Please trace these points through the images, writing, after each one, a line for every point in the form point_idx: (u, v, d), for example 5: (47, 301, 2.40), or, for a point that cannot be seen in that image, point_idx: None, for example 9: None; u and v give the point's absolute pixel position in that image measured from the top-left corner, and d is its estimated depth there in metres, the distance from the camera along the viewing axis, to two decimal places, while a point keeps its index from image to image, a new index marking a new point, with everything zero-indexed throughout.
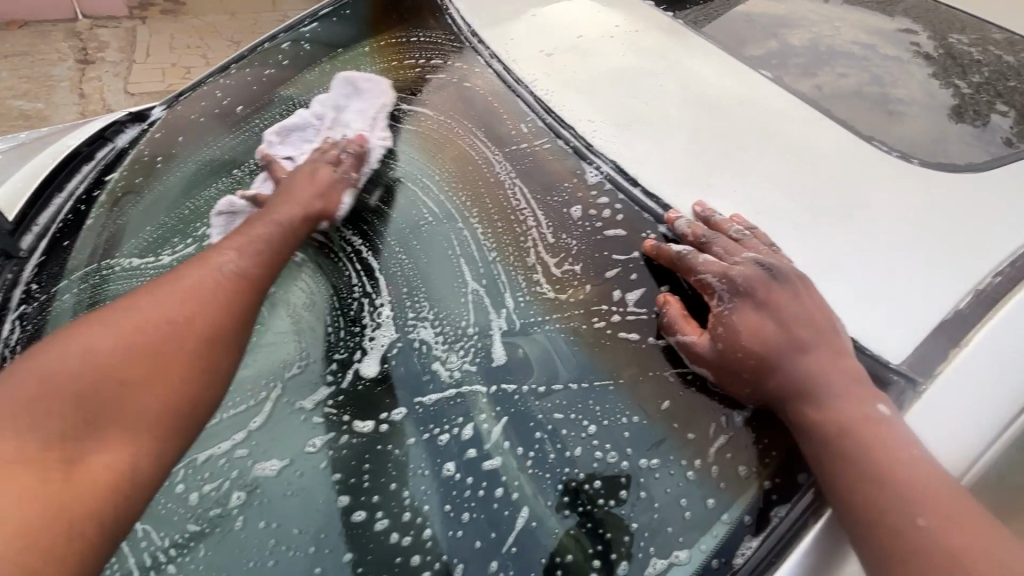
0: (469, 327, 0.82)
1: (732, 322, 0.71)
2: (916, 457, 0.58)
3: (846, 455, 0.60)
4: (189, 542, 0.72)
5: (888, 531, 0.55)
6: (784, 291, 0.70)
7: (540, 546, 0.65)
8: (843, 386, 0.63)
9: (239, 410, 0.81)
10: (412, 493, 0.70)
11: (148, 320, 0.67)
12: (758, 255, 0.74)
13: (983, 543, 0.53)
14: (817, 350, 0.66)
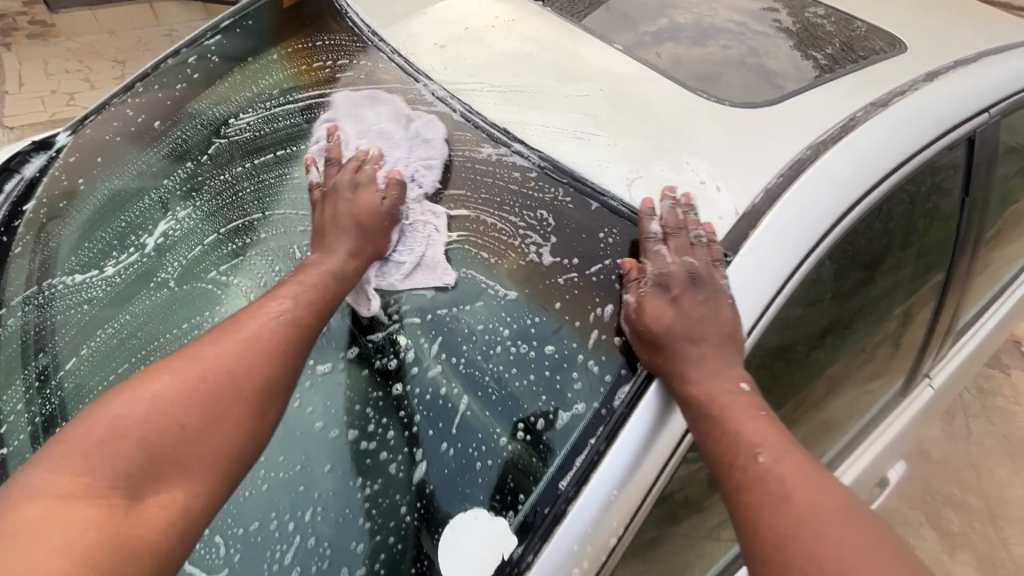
0: (404, 273, 1.00)
1: (643, 305, 0.86)
2: (745, 405, 0.80)
3: (713, 412, 0.79)
4: None
5: (737, 468, 0.76)
6: (698, 296, 0.84)
7: (476, 421, 0.88)
8: (717, 367, 0.81)
9: None
10: (372, 409, 0.93)
11: (173, 390, 0.77)
12: (694, 262, 0.86)
13: (794, 470, 0.75)
14: (709, 340, 0.82)
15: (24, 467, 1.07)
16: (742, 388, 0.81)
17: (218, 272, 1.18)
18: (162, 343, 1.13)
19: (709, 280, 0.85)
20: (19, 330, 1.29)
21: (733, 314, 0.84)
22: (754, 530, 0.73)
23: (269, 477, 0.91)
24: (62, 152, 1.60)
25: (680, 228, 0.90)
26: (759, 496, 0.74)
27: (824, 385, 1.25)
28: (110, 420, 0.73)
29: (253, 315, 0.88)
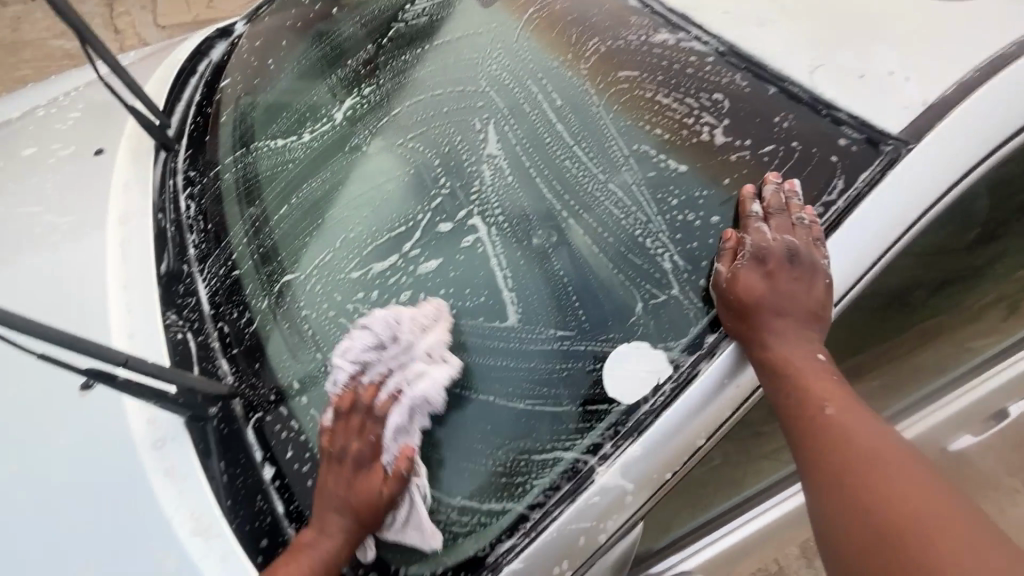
0: (571, 144, 1.10)
1: (741, 277, 0.91)
2: (810, 362, 0.88)
3: (783, 370, 0.87)
4: (400, 306, 1.14)
5: (800, 416, 0.85)
6: (793, 271, 0.90)
7: (643, 274, 0.97)
8: (799, 339, 0.90)
9: (405, 227, 1.22)
10: (549, 256, 1.04)
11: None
12: (792, 242, 0.90)
13: (849, 412, 0.84)
14: (795, 316, 0.90)
15: (253, 286, 1.34)
16: (816, 357, 0.89)
17: (405, 138, 1.33)
18: (359, 195, 1.33)
19: (809, 261, 0.90)
20: (234, 183, 1.53)
21: (827, 289, 0.90)
22: (818, 468, 0.82)
23: (457, 305, 1.08)
24: (240, 37, 1.82)
25: (783, 209, 0.91)
26: (822, 435, 0.83)
27: (952, 318, 1.28)
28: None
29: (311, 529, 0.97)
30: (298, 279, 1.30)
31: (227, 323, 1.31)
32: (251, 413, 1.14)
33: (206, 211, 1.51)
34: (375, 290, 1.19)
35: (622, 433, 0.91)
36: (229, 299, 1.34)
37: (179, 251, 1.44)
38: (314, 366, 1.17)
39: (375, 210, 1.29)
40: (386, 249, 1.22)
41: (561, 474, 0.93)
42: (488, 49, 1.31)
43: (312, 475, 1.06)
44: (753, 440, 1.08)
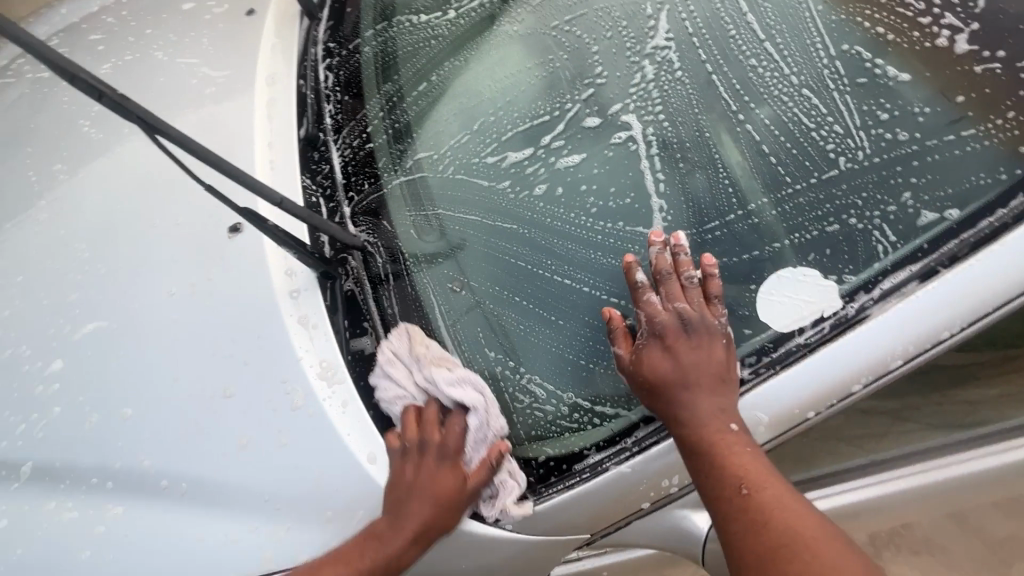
0: (762, 37, 0.99)
1: (642, 358, 0.88)
2: (720, 429, 0.82)
3: (692, 444, 0.83)
4: (536, 198, 1.09)
5: (709, 488, 0.81)
6: (692, 340, 0.86)
7: (829, 190, 0.88)
8: (710, 407, 0.83)
9: (548, 117, 1.14)
10: (719, 159, 0.96)
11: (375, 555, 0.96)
12: (684, 309, 0.87)
13: (757, 480, 0.79)
14: (702, 384, 0.84)
15: (385, 160, 1.34)
16: (731, 426, 0.82)
17: (561, 22, 1.22)
18: (502, 79, 1.26)
19: (702, 324, 0.87)
20: (373, 57, 1.52)
21: (729, 356, 0.86)
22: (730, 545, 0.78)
23: (598, 204, 1.02)
24: None
25: (670, 272, 0.90)
26: (736, 510, 0.78)
27: None
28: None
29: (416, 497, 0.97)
30: (429, 160, 1.28)
31: (356, 194, 1.32)
32: (377, 278, 1.18)
33: (345, 83, 1.51)
34: (507, 181, 1.14)
35: (767, 360, 0.86)
36: (361, 170, 1.36)
37: (317, 118, 1.46)
38: (439, 249, 1.17)
39: (518, 96, 1.21)
40: (525, 138, 1.15)
41: None
42: None
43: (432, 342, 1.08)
44: (899, 408, 0.97)
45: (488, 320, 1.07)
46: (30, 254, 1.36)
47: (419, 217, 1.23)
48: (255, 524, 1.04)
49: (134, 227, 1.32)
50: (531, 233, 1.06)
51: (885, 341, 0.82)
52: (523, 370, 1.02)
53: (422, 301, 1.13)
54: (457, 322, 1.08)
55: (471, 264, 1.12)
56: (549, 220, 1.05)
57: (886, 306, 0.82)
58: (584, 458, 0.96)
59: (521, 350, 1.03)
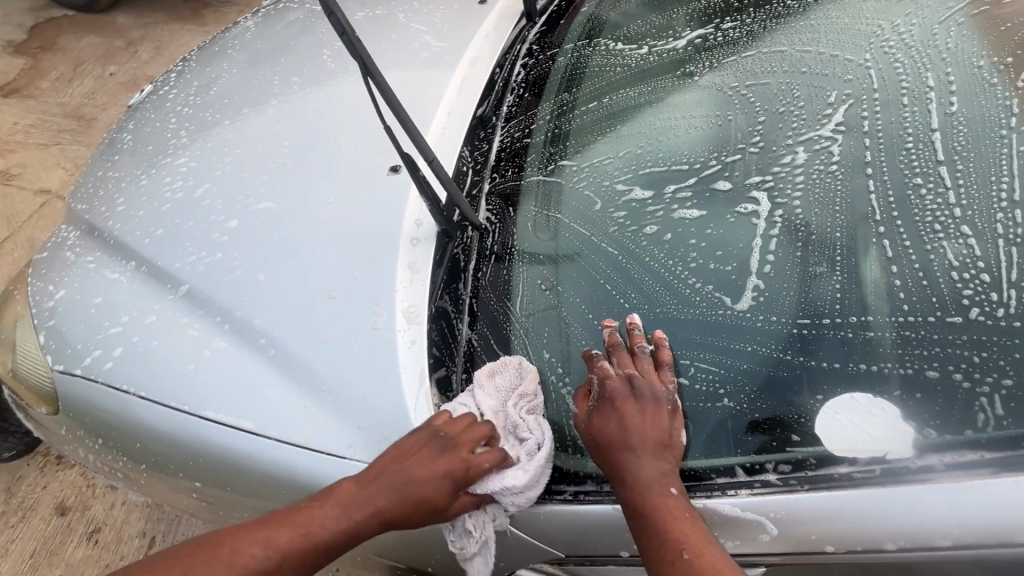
0: (940, 158, 0.95)
1: (595, 418, 0.94)
2: (666, 495, 0.85)
3: (638, 509, 0.85)
4: (645, 234, 1.12)
5: (653, 549, 0.83)
6: (638, 403, 0.92)
7: (947, 334, 0.83)
8: (653, 471, 0.87)
9: (688, 168, 1.17)
10: (841, 262, 0.93)
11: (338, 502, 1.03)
12: (633, 375, 0.94)
13: (700, 547, 0.81)
14: (647, 447, 0.88)
15: (534, 157, 1.47)
16: (672, 492, 0.85)
17: (740, 86, 1.23)
18: (665, 120, 1.30)
19: (649, 389, 0.93)
20: (562, 68, 1.65)
21: (672, 426, 0.90)
22: None
23: (698, 260, 1.02)
24: None
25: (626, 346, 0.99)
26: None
27: None
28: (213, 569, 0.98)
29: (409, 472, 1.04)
30: (570, 169, 1.38)
31: (498, 176, 1.47)
32: (484, 252, 1.33)
33: (531, 82, 1.67)
34: (625, 212, 1.19)
35: (801, 475, 0.83)
36: (510, 158, 1.50)
37: (495, 104, 1.64)
38: (545, 249, 1.26)
39: (671, 140, 1.25)
40: (658, 179, 1.19)
41: (687, 468, 0.89)
42: (902, 36, 1.15)
43: (506, 323, 1.20)
44: None
45: (557, 325, 1.13)
46: (252, 136, 1.72)
47: (540, 215, 1.33)
48: (310, 405, 1.22)
49: (327, 142, 1.61)
50: (627, 263, 1.10)
51: (931, 508, 0.76)
52: (567, 382, 1.08)
53: (511, 286, 1.24)
54: (532, 317, 1.17)
55: (564, 272, 1.19)
56: (647, 258, 1.08)
57: (953, 476, 0.77)
58: (577, 484, 1.03)
59: (574, 363, 1.10)
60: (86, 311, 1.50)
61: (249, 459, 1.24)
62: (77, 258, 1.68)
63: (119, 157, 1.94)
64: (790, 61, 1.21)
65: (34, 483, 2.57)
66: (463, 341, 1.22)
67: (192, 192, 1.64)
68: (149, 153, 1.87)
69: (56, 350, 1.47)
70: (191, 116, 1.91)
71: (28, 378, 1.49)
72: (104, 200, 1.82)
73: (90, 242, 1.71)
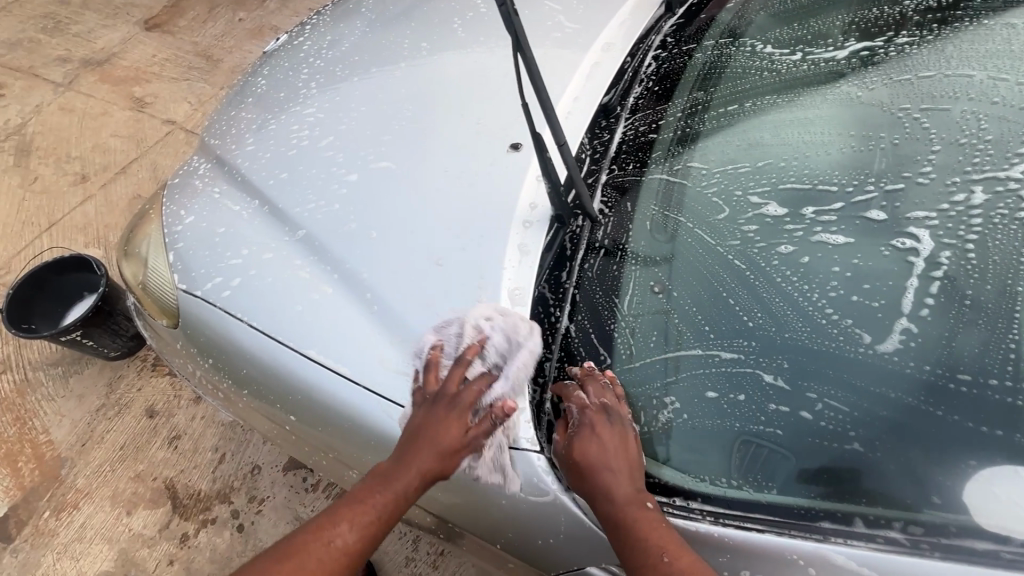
0: None
1: (574, 442, 0.99)
2: (643, 507, 0.93)
3: (621, 526, 0.92)
4: (779, 253, 1.05)
5: (640, 562, 0.89)
6: (611, 429, 0.99)
7: None
8: (628, 490, 0.94)
9: (836, 189, 1.08)
10: (1018, 320, 0.84)
11: (364, 510, 1.08)
12: (606, 403, 1.00)
13: (684, 553, 0.88)
14: (621, 469, 0.96)
15: (659, 154, 1.42)
16: (648, 504, 0.93)
17: (909, 106, 1.12)
18: (813, 133, 1.20)
19: (618, 417, 1.00)
20: (699, 66, 1.58)
21: (637, 446, 0.98)
22: None
23: (839, 289, 0.95)
24: None
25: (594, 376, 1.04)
26: None
27: None
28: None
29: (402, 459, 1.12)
30: (699, 172, 1.32)
31: (618, 168, 1.44)
32: (594, 243, 1.31)
33: (662, 76, 1.61)
34: (757, 226, 1.12)
35: (934, 541, 0.77)
36: (632, 153, 1.46)
37: (622, 93, 1.60)
38: (662, 251, 1.22)
39: (820, 156, 1.15)
40: (801, 196, 1.11)
41: (803, 507, 0.85)
42: None
43: (611, 321, 1.18)
44: None
45: (667, 330, 1.09)
46: (378, 96, 1.77)
47: (659, 215, 1.30)
48: (406, 364, 1.26)
49: (450, 112, 1.63)
50: (755, 279, 1.04)
51: None
52: (671, 394, 1.01)
53: (620, 284, 1.22)
54: (639, 319, 1.14)
55: (680, 278, 1.15)
56: (780, 278, 1.02)
57: None
58: (660, 494, 0.97)
59: (682, 373, 1.02)
60: (211, 240, 1.62)
61: (345, 404, 1.31)
62: (207, 189, 1.80)
63: (251, 100, 2.05)
64: (975, 87, 1.09)
65: (130, 384, 2.82)
66: (561, 330, 1.20)
67: (317, 143, 1.71)
68: (280, 100, 1.97)
69: (181, 271, 1.60)
70: (322, 70, 1.98)
71: (156, 291, 1.63)
72: (235, 138, 1.94)
73: (219, 176, 1.83)
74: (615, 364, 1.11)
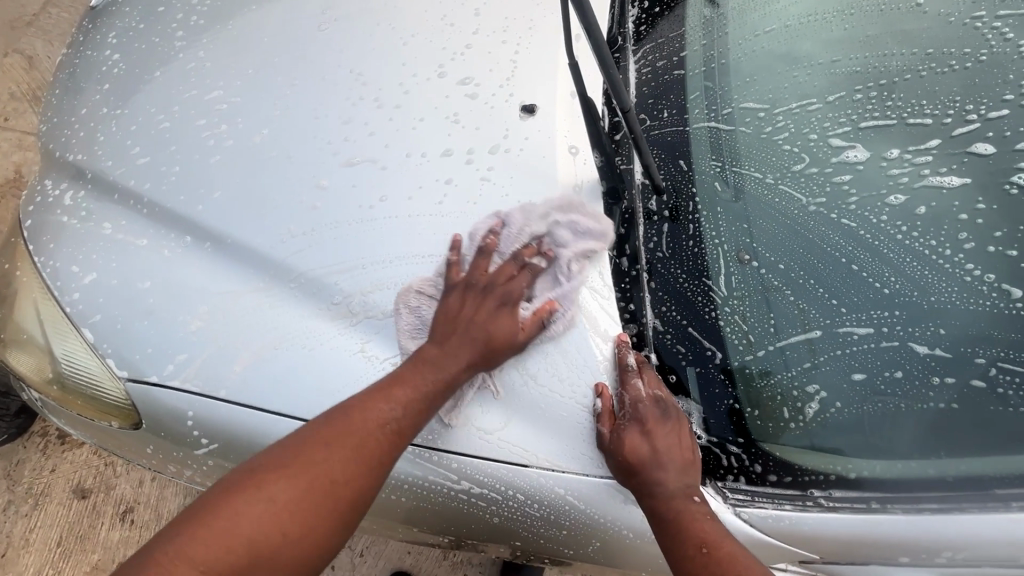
0: None
1: (622, 437, 0.96)
2: (691, 502, 0.93)
3: (664, 517, 0.93)
4: (887, 203, 0.95)
5: (680, 551, 0.90)
6: (665, 424, 0.97)
7: None
8: (679, 484, 0.94)
9: (928, 120, 0.98)
10: None
11: (373, 435, 0.95)
12: (659, 397, 0.98)
13: (728, 546, 0.89)
14: (674, 464, 0.94)
15: (696, 95, 1.23)
16: (695, 497, 0.94)
17: (976, 14, 1.03)
18: (875, 54, 1.08)
19: (671, 412, 0.98)
20: None
21: (691, 440, 0.97)
22: None
23: (972, 241, 0.89)
24: None
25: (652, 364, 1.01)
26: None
27: None
28: (229, 529, 0.83)
29: (437, 365, 1.01)
30: (754, 112, 1.14)
31: (650, 118, 1.24)
32: (655, 216, 1.14)
33: None
34: (852, 174, 0.99)
35: None
36: (661, 97, 1.26)
37: (621, 19, 1.37)
38: (740, 215, 1.08)
39: (896, 82, 1.04)
40: (893, 133, 0.99)
41: (996, 476, 0.85)
42: None
43: (708, 308, 1.04)
44: None
45: (782, 310, 0.99)
46: (307, 57, 1.31)
47: (722, 173, 1.12)
48: (485, 409, 1.03)
49: (422, 71, 1.26)
50: (874, 238, 0.95)
51: None
52: (812, 384, 0.94)
53: (706, 263, 1.07)
54: (744, 302, 1.02)
55: (776, 244, 1.03)
56: (901, 234, 0.93)
57: None
58: (829, 488, 0.92)
59: (821, 359, 0.94)
60: (143, 302, 1.17)
61: (413, 479, 1.04)
62: (95, 227, 1.27)
63: (103, 80, 1.43)
64: None
65: (36, 468, 2.13)
66: (650, 328, 1.06)
67: (245, 138, 1.24)
68: (151, 75, 1.38)
69: (116, 354, 1.16)
70: (201, 23, 1.41)
71: (87, 388, 1.20)
72: (101, 140, 1.35)
73: (101, 202, 1.29)
74: (730, 359, 1.00)
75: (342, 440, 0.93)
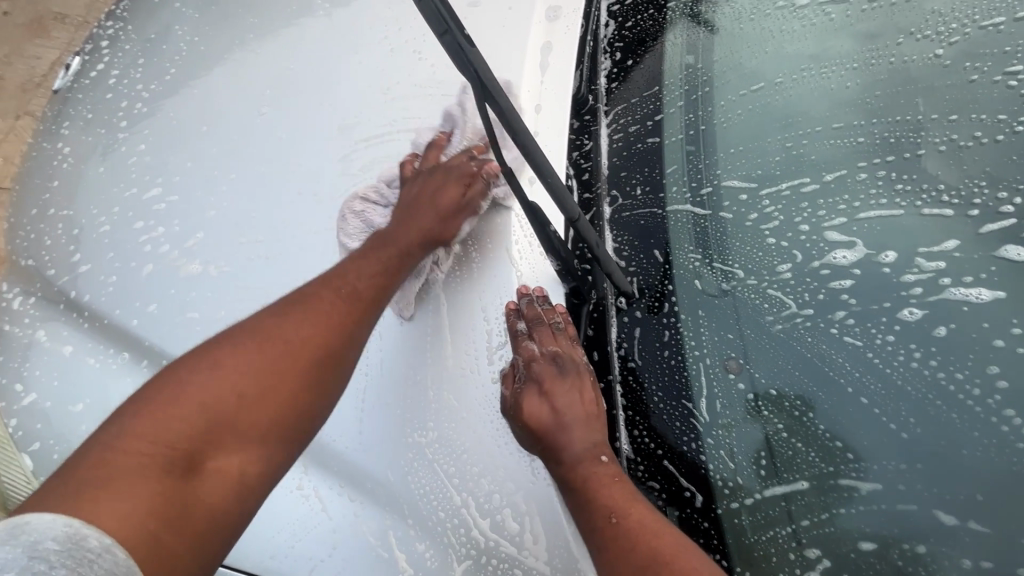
0: None
1: (520, 401, 0.94)
2: (601, 464, 0.88)
3: (573, 488, 0.87)
4: (896, 319, 0.79)
5: (595, 526, 0.83)
6: (563, 379, 0.94)
7: None
8: (584, 443, 0.90)
9: (948, 211, 0.81)
10: None
11: (333, 335, 0.92)
12: (556, 352, 0.96)
13: (636, 509, 0.82)
14: (576, 423, 0.91)
15: (677, 168, 1.04)
16: (603, 457, 0.89)
17: (1007, 72, 0.84)
18: (884, 119, 0.90)
19: (571, 365, 0.96)
20: (680, 22, 1.16)
21: (596, 395, 0.94)
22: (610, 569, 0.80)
23: (1006, 374, 0.72)
24: None
25: (540, 319, 0.96)
26: (617, 546, 0.79)
27: None
28: (181, 395, 0.81)
29: (412, 221, 1.04)
30: (738, 194, 0.97)
31: (622, 195, 1.07)
32: (626, 315, 0.97)
33: (631, 40, 1.20)
34: (853, 279, 0.83)
35: None
36: (636, 169, 1.08)
37: (591, 74, 1.19)
38: (728, 322, 0.90)
39: (910, 159, 0.86)
40: (905, 229, 0.82)
41: None
42: None
43: (689, 436, 0.88)
44: None
45: (776, 447, 0.82)
46: (246, 146, 1.21)
47: (705, 268, 0.95)
48: (436, 563, 0.90)
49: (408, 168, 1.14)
50: (883, 366, 0.78)
51: None
52: (811, 546, 0.78)
53: (688, 380, 0.90)
54: (733, 433, 0.85)
55: (768, 360, 0.86)
56: (918, 360, 0.77)
57: None
58: None
59: (828, 517, 0.78)
60: (77, 428, 1.10)
61: None
62: (33, 339, 1.20)
63: (52, 175, 1.38)
64: None
65: None
66: (624, 456, 0.92)
67: (181, 241, 1.17)
68: (96, 171, 1.32)
69: None
70: (144, 111, 1.34)
71: None
72: (47, 244, 1.28)
73: (40, 312, 1.22)
74: (716, 504, 0.84)
75: (291, 334, 0.90)
